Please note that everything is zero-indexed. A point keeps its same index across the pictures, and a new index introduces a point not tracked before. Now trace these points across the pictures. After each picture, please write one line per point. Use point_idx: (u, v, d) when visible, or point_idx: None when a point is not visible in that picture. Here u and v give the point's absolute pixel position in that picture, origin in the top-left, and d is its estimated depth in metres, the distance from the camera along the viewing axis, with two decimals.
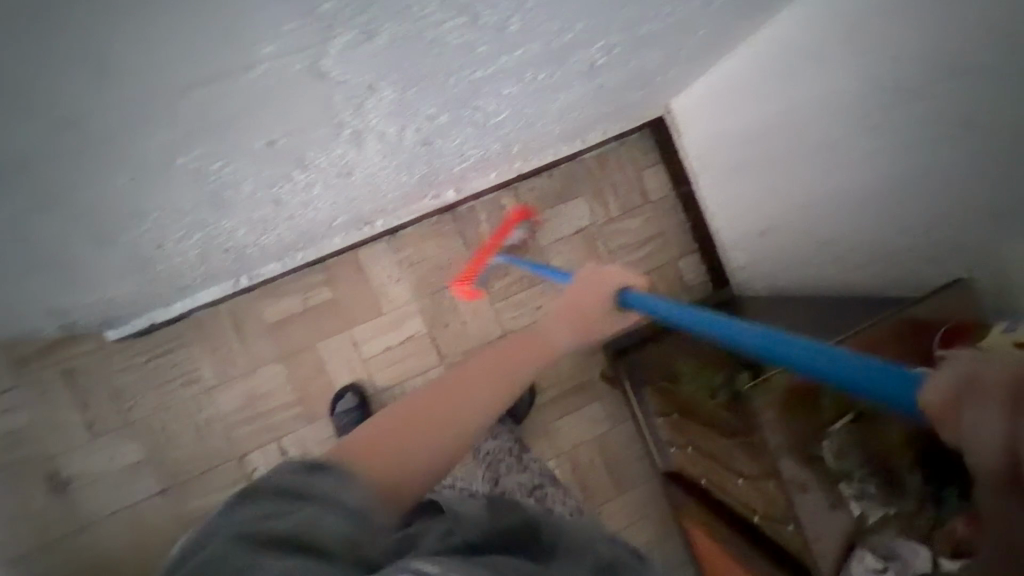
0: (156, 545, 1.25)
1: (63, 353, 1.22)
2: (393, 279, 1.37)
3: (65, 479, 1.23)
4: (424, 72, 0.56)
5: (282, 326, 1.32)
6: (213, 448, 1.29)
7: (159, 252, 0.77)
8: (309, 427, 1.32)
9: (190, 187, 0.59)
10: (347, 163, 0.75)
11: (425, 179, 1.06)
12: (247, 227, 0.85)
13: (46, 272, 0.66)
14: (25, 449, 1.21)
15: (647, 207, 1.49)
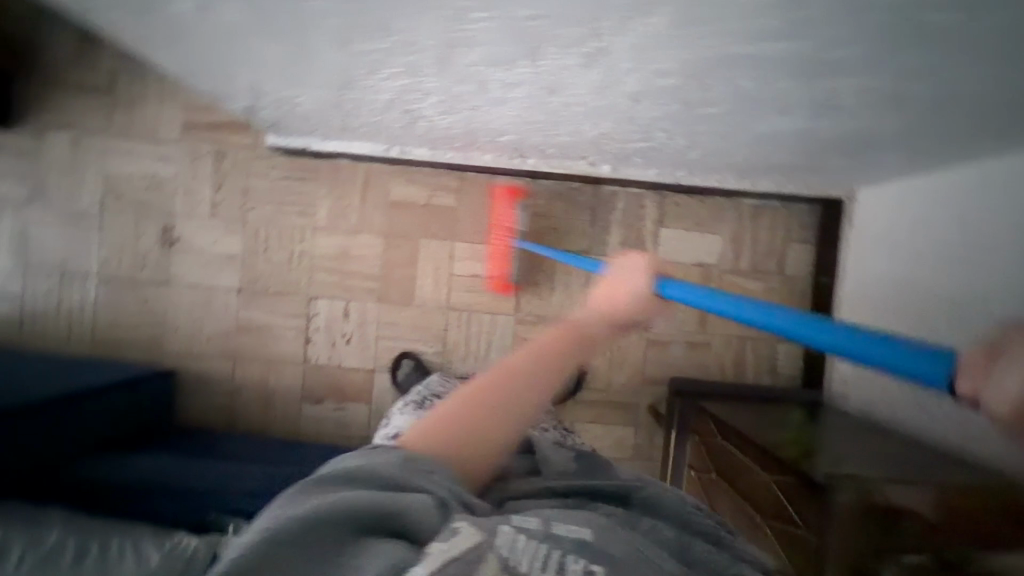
0: (210, 330, 1.36)
1: (225, 137, 1.35)
2: (512, 219, 1.39)
3: (171, 236, 1.36)
4: (701, 27, 0.56)
5: (401, 209, 1.38)
6: (294, 278, 1.38)
7: (366, 78, 0.82)
8: (376, 305, 1.39)
9: (444, 26, 0.62)
10: (566, 83, 0.77)
11: (599, 140, 1.07)
12: (441, 98, 0.89)
13: (285, 42, 0.71)
14: (157, 197, 1.35)
15: (774, 278, 1.43)
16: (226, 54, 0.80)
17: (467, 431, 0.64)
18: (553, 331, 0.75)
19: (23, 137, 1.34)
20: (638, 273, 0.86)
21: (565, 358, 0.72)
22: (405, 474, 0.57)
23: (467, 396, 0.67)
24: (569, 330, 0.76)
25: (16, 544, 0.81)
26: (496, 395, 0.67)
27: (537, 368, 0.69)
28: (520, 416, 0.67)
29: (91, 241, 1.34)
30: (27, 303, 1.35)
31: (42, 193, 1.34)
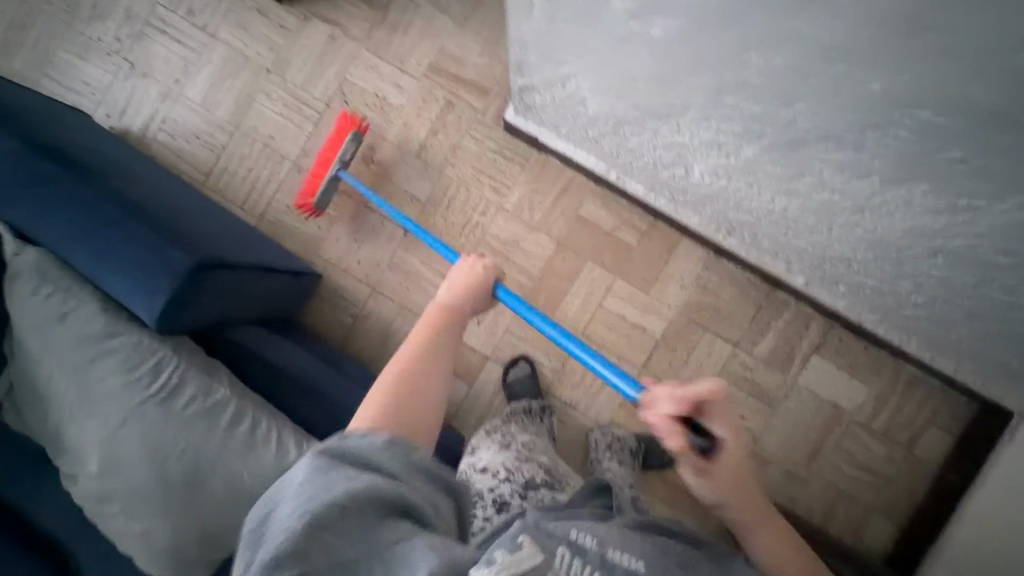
0: (364, 255, 1.40)
1: (461, 91, 1.39)
2: (680, 282, 1.39)
3: (372, 157, 1.40)
4: None
5: (583, 225, 1.39)
6: (459, 243, 1.40)
7: (689, 121, 0.83)
8: (520, 301, 1.40)
9: (847, 126, 0.62)
10: (885, 211, 0.76)
11: (831, 259, 1.06)
12: (734, 165, 0.89)
13: (664, 66, 0.71)
14: (377, 117, 1.40)
15: (900, 451, 1.37)
16: (575, 53, 0.81)
17: (399, 415, 0.70)
18: (436, 314, 0.92)
19: (291, 14, 1.40)
20: (478, 274, 1.01)
21: (452, 347, 0.87)
22: (384, 461, 0.59)
23: (398, 376, 0.76)
24: (437, 310, 0.92)
25: (188, 387, 0.83)
26: (410, 378, 0.77)
27: (443, 353, 0.84)
28: (423, 397, 0.74)
29: (303, 129, 1.40)
30: (224, 158, 1.41)
31: (283, 70, 1.40)
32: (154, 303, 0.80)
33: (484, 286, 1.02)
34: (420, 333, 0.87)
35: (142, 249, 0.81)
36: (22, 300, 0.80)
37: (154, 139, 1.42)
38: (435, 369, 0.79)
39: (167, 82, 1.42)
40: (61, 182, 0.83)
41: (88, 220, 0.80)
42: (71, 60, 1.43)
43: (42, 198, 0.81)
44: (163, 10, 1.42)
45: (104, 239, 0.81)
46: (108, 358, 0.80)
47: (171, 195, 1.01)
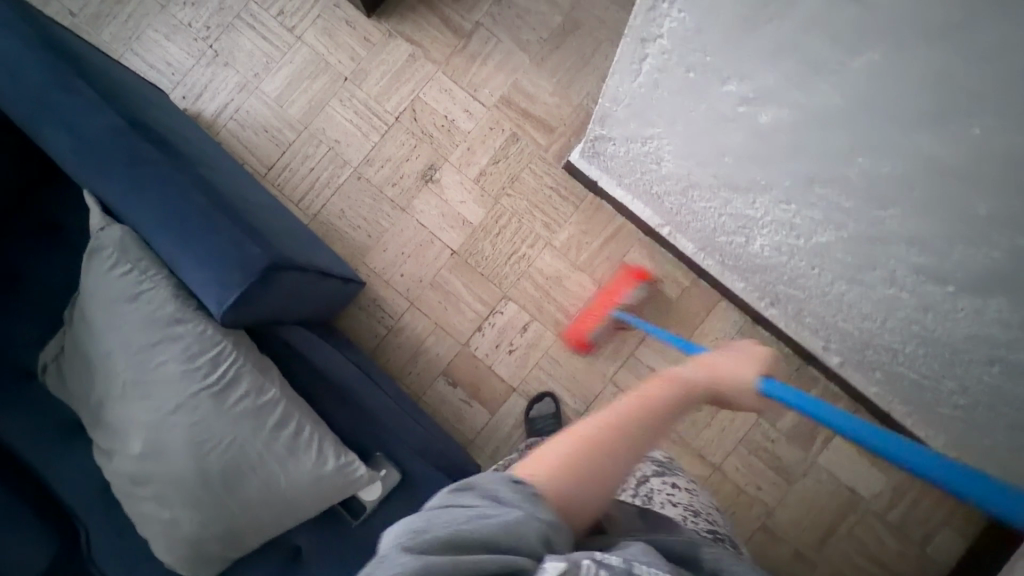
0: (408, 269, 1.42)
1: (528, 126, 1.42)
2: (714, 343, 1.39)
3: (432, 176, 1.42)
4: None
5: (627, 273, 1.40)
6: (502, 272, 1.41)
7: (767, 199, 0.85)
8: (553, 338, 1.40)
9: (941, 235, 0.64)
10: (952, 316, 0.77)
11: (877, 348, 1.07)
12: (802, 246, 0.91)
13: (761, 148, 0.74)
14: (443, 138, 1.43)
15: (912, 548, 1.35)
16: (669, 120, 0.84)
17: (582, 488, 0.56)
18: (663, 380, 0.70)
19: (376, 30, 1.45)
20: (749, 361, 0.81)
21: (668, 420, 0.66)
22: (522, 527, 0.50)
23: (591, 441, 0.60)
24: (675, 381, 0.71)
25: (242, 383, 0.83)
26: (604, 456, 0.59)
27: (659, 407, 0.66)
28: (609, 468, 0.59)
29: (369, 139, 1.43)
30: (287, 154, 1.44)
31: (360, 81, 1.44)
32: (225, 294, 0.81)
33: (739, 376, 0.79)
34: (647, 399, 0.66)
35: (223, 241, 0.83)
36: (98, 275, 0.83)
37: (224, 126, 1.45)
38: (643, 432, 0.63)
39: (246, 74, 1.46)
40: (155, 167, 0.85)
41: (182, 209, 0.83)
42: (157, 39, 1.47)
43: (140, 182, 0.85)
44: (255, 7, 1.47)
45: (189, 227, 0.83)
46: (172, 345, 0.81)
47: (246, 190, 1.03)
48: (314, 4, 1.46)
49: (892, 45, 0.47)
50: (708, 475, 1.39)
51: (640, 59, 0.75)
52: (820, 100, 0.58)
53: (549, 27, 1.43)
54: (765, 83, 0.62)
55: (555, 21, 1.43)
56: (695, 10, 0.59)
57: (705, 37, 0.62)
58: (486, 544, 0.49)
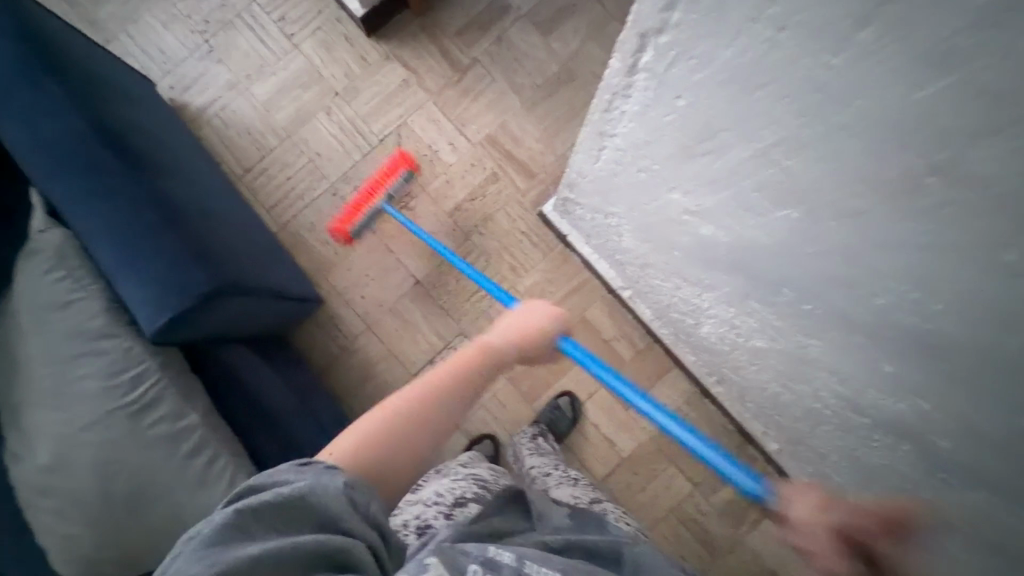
0: (369, 292, 1.41)
1: (509, 168, 1.43)
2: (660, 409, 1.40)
3: (407, 203, 1.43)
4: None
5: (585, 328, 1.41)
6: (463, 308, 1.41)
7: (711, 297, 0.86)
8: (503, 381, 1.40)
9: (856, 373, 0.65)
10: (869, 442, 0.78)
11: (808, 446, 1.08)
12: (742, 344, 0.92)
13: (704, 254, 0.75)
14: (424, 167, 1.43)
15: None
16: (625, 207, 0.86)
17: (388, 449, 0.63)
18: (478, 349, 0.83)
19: (374, 51, 1.45)
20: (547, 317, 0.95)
21: (473, 380, 0.79)
22: (315, 495, 0.54)
23: (399, 407, 0.67)
24: (481, 348, 0.83)
25: (162, 404, 0.82)
26: (415, 416, 0.68)
27: (468, 367, 0.79)
28: (413, 435, 0.66)
29: (351, 157, 1.43)
30: (267, 159, 1.43)
31: (350, 98, 1.44)
32: (161, 313, 0.81)
33: (542, 335, 0.94)
34: (461, 363, 0.78)
35: (168, 260, 0.82)
36: (33, 277, 0.82)
37: (208, 122, 1.44)
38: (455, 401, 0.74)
39: (238, 74, 1.45)
40: (111, 176, 0.85)
41: (130, 222, 0.83)
42: (154, 25, 1.46)
43: (93, 190, 0.84)
44: (257, 9, 1.46)
45: (136, 241, 0.83)
46: (95, 359, 0.81)
47: (206, 203, 1.02)
48: (317, 15, 1.46)
49: (810, 207, 0.48)
50: None
51: (599, 149, 0.76)
52: (751, 233, 0.59)
53: (544, 74, 1.44)
54: (704, 204, 0.63)
55: (551, 69, 1.44)
56: (643, 125, 0.61)
57: (653, 150, 0.63)
58: (279, 521, 0.53)
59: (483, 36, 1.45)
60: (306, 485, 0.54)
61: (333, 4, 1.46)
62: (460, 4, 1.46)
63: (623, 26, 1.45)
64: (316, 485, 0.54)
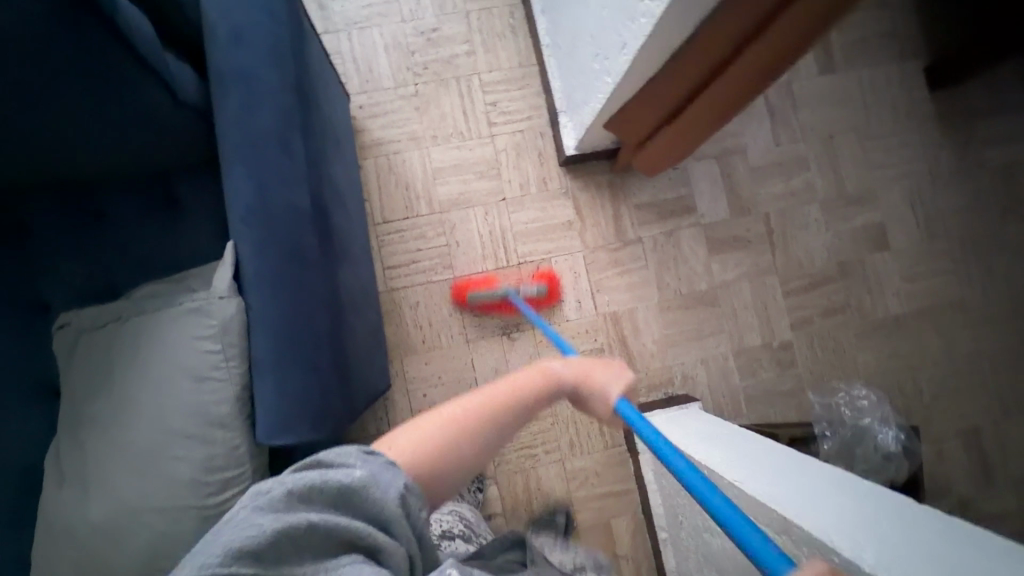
0: (432, 394, 1.37)
1: (616, 352, 1.42)
2: None
3: (510, 332, 1.40)
4: None
5: (604, 533, 1.39)
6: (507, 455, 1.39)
7: None
8: None
9: None
10: None
11: None
12: None
13: None
14: (543, 308, 1.41)
15: None
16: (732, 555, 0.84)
17: (464, 446, 0.62)
18: (526, 368, 0.76)
19: (558, 180, 1.43)
20: (615, 380, 0.82)
21: (534, 407, 0.72)
22: (375, 491, 0.51)
23: (455, 418, 0.64)
24: (541, 374, 0.76)
25: None
26: (469, 432, 0.63)
27: (526, 396, 0.71)
28: (470, 439, 0.63)
29: (484, 262, 1.40)
30: (409, 221, 1.40)
31: (513, 209, 1.42)
32: (284, 431, 0.76)
33: (600, 397, 0.81)
34: (501, 391, 0.68)
35: (314, 381, 0.79)
36: (187, 333, 0.78)
37: (375, 157, 1.40)
38: (499, 400, 0.68)
39: (426, 130, 1.41)
40: (304, 271, 0.81)
41: (301, 329, 0.78)
42: (376, 41, 1.42)
43: (283, 274, 0.78)
44: (475, 82, 1.43)
45: (295, 349, 0.77)
46: (202, 449, 0.76)
47: (356, 298, 0.98)
48: (525, 118, 1.43)
49: None
50: None
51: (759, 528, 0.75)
52: None
53: (691, 287, 1.45)
54: None
55: (699, 285, 1.45)
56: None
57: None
58: (340, 506, 0.50)
59: (658, 223, 1.45)
60: (372, 477, 0.52)
61: (545, 118, 1.43)
62: (653, 184, 1.46)
63: (780, 284, 1.47)
64: (370, 481, 0.51)
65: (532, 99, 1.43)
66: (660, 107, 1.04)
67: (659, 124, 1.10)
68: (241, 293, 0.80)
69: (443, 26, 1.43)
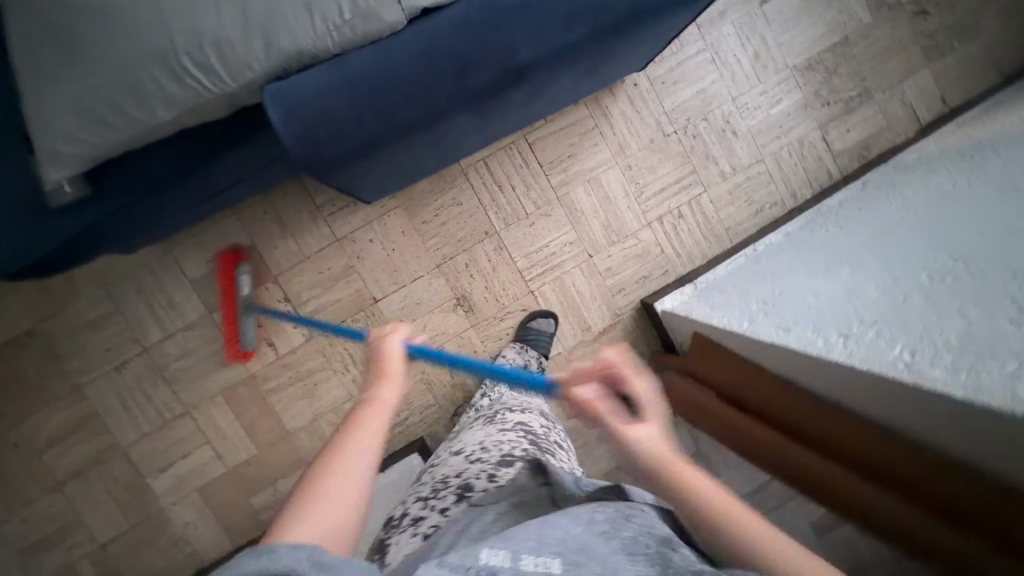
0: (372, 247, 1.29)
1: None
2: (185, 522, 1.29)
3: (459, 304, 1.32)
4: None
5: (290, 464, 1.31)
6: (335, 341, 1.30)
7: None
8: (247, 368, 1.28)
9: None
10: None
11: None
12: None
13: None
14: (495, 329, 1.33)
15: None
16: None
17: (364, 495, 0.55)
18: (346, 427, 0.60)
19: (626, 303, 1.36)
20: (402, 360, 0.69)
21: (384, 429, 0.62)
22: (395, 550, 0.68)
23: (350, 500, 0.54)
24: (381, 414, 0.63)
25: (176, 85, 0.71)
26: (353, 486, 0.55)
27: (369, 452, 0.58)
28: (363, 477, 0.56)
29: (521, 255, 1.33)
30: (537, 170, 1.32)
31: (583, 267, 1.35)
32: (284, 108, 0.72)
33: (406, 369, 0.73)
34: (364, 426, 0.60)
35: (345, 123, 0.75)
36: None
37: (592, 115, 1.33)
38: (350, 447, 0.58)
39: (635, 156, 1.35)
40: (452, 82, 0.77)
41: (395, 90, 0.75)
42: (705, 78, 1.35)
43: (440, 58, 0.74)
44: (696, 189, 1.37)
45: (371, 94, 0.74)
46: (239, 45, 0.70)
47: (440, 140, 0.92)
48: (676, 250, 1.37)
49: None
50: (46, 474, 1.25)
51: None
52: None
53: None
54: None
55: None
56: None
57: None
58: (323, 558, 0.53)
59: None
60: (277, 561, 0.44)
61: (683, 269, 1.37)
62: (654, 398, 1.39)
63: None
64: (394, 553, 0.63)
65: (697, 250, 1.37)
66: (735, 383, 0.96)
67: (712, 385, 1.02)
68: (408, 26, 0.75)
69: (740, 139, 1.37)
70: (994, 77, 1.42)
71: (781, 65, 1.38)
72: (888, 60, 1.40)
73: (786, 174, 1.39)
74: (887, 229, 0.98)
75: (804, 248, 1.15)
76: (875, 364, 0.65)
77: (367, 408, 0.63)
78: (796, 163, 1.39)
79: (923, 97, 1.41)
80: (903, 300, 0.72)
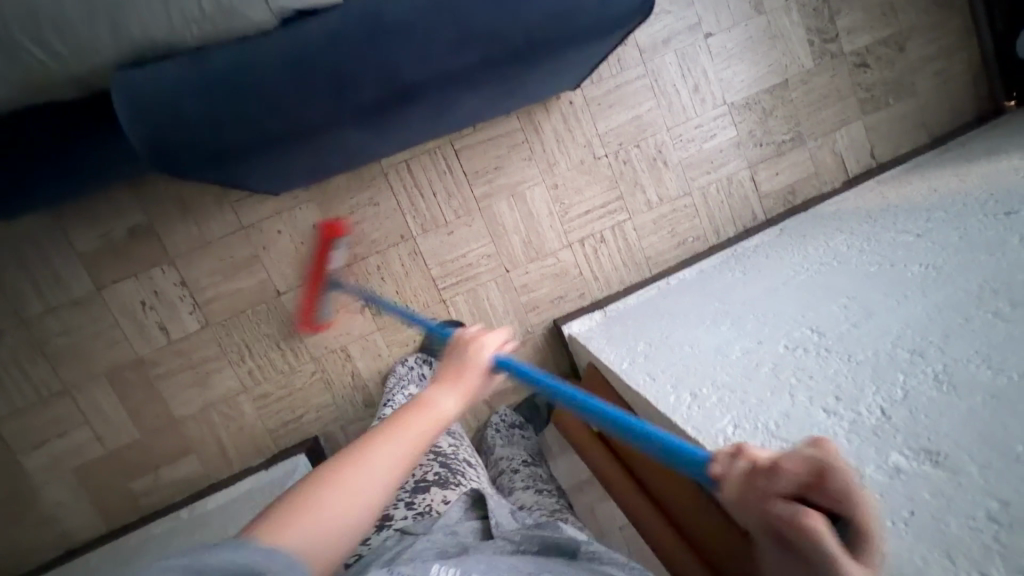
0: (279, 239, 1.24)
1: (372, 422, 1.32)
2: (58, 500, 1.24)
3: (367, 307, 1.29)
4: None
5: (175, 450, 1.27)
6: (231, 331, 1.25)
7: None
8: (135, 351, 1.22)
9: None
10: None
11: None
12: None
13: None
14: (402, 335, 1.31)
15: None
16: None
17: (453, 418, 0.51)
18: (392, 421, 0.51)
19: (537, 321, 1.36)
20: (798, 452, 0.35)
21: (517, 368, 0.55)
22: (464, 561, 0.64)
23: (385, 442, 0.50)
24: None
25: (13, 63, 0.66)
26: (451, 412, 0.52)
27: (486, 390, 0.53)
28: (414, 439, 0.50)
29: (436, 264, 1.30)
30: (461, 180, 1.28)
31: (498, 282, 1.33)
32: (129, 98, 0.69)
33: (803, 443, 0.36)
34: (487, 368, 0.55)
35: (201, 124, 0.71)
36: None
37: (524, 129, 1.30)
38: (387, 444, 0.49)
39: (562, 176, 1.33)
40: (324, 91, 0.73)
41: (253, 99, 0.72)
42: (641, 105, 1.34)
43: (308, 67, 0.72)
44: (620, 215, 1.36)
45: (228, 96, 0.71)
46: (81, 27, 0.65)
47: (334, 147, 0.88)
48: (593, 273, 1.37)
49: None
50: None
51: None
52: None
53: None
54: None
55: None
56: None
57: None
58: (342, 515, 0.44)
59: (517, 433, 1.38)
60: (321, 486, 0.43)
61: (598, 293, 1.37)
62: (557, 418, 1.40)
63: None
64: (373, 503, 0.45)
65: (615, 276, 1.38)
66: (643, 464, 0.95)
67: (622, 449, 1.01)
68: (279, 27, 0.72)
69: (670, 170, 1.37)
70: (922, 137, 1.45)
71: (719, 100, 1.37)
72: (825, 108, 1.41)
73: (711, 209, 1.40)
74: (778, 285, 0.99)
75: (707, 290, 1.16)
76: (702, 432, 0.65)
77: (493, 365, 0.56)
78: (722, 199, 1.40)
79: (853, 149, 1.44)
80: (754, 370, 0.73)
